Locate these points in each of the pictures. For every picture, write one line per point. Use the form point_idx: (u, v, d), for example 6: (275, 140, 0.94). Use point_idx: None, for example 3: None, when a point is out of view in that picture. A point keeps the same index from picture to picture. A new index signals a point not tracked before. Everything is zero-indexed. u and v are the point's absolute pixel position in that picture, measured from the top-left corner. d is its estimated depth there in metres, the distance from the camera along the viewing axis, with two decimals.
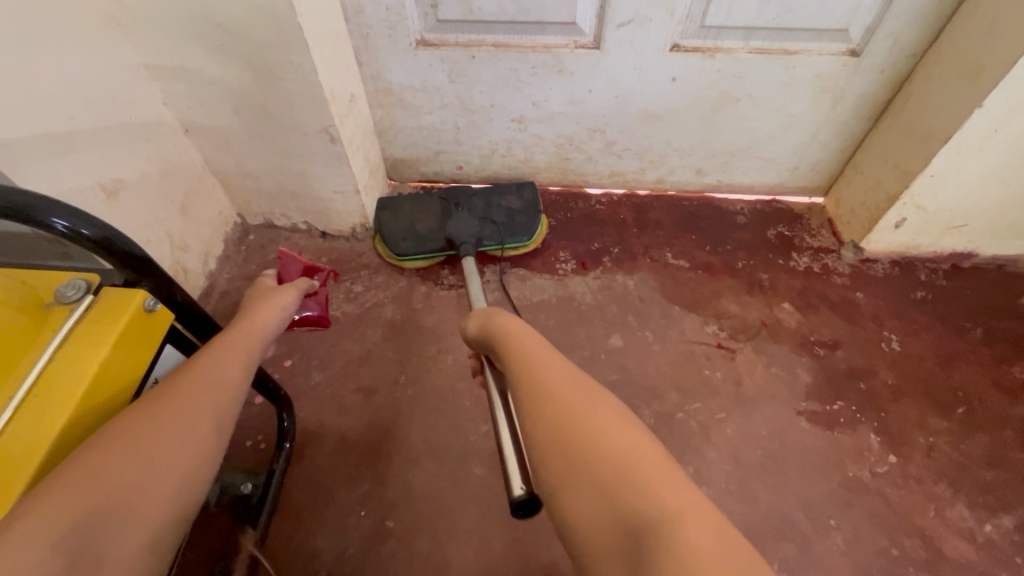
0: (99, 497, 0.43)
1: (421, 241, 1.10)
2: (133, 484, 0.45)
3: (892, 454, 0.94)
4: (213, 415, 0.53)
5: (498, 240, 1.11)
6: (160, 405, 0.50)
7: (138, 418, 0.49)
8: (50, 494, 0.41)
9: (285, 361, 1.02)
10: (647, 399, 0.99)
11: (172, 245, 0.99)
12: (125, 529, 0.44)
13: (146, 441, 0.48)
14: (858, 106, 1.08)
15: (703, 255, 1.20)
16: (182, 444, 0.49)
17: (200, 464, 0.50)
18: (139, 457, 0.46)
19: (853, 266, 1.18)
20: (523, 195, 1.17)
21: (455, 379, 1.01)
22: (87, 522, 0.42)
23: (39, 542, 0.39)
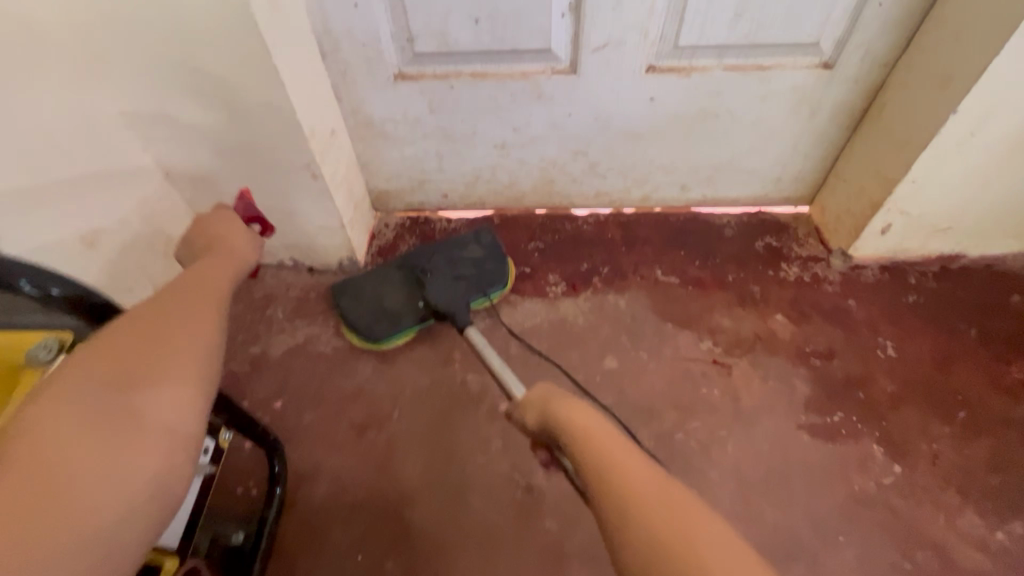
0: (111, 382, 0.50)
1: (394, 319, 1.00)
2: (140, 368, 0.51)
3: (897, 464, 0.92)
4: (187, 375, 0.54)
5: (477, 295, 1.04)
6: (145, 313, 0.56)
7: (127, 325, 0.54)
8: (62, 390, 0.47)
9: (275, 402, 1.00)
10: (645, 419, 0.98)
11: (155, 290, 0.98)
12: (148, 400, 0.50)
13: (143, 339, 0.53)
14: (835, 116, 1.09)
15: (693, 270, 1.19)
16: (177, 338, 0.55)
17: (200, 346, 0.56)
18: (138, 354, 0.52)
19: (843, 273, 1.18)
20: (484, 240, 1.10)
21: (449, 411, 0.99)
22: (110, 399, 0.49)
23: (75, 419, 0.46)
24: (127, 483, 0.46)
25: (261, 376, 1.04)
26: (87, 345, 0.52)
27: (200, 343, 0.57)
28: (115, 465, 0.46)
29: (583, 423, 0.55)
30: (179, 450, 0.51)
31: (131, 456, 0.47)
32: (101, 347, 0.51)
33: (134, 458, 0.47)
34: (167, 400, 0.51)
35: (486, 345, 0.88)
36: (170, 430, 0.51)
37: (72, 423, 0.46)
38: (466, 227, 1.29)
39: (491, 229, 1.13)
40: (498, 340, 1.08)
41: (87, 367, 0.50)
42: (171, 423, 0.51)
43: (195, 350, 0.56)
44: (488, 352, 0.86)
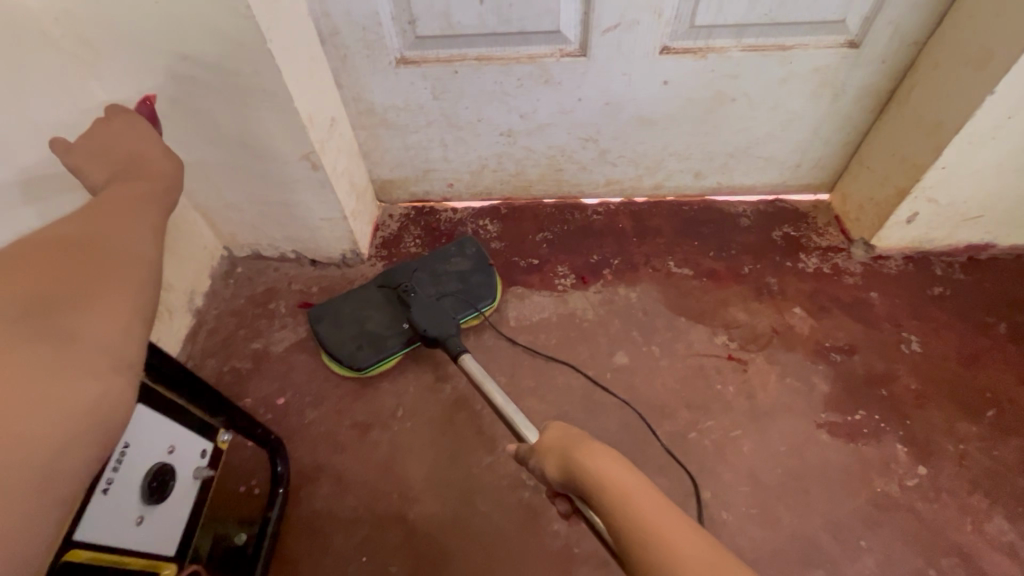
0: (37, 299, 0.41)
1: (380, 344, 0.95)
2: (73, 289, 0.43)
3: (920, 465, 0.89)
4: (123, 293, 0.45)
5: (463, 310, 0.99)
6: (76, 230, 0.48)
7: (62, 239, 0.46)
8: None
9: (278, 399, 0.98)
10: (657, 418, 0.94)
11: None
12: (88, 321, 0.42)
13: (80, 257, 0.45)
14: (860, 98, 1.03)
15: (708, 262, 1.15)
16: (118, 262, 0.47)
17: (142, 274, 0.48)
18: (74, 273, 0.44)
19: (865, 264, 1.13)
20: (467, 252, 1.06)
21: (455, 408, 0.96)
22: (37, 318, 0.40)
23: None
24: (59, 420, 0.38)
25: (263, 373, 1.02)
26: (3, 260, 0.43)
27: (141, 270, 0.48)
28: (47, 394, 0.38)
29: (614, 480, 0.47)
30: (124, 385, 0.43)
31: (67, 386, 0.39)
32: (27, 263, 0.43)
33: (70, 390, 0.39)
34: (110, 328, 0.43)
35: (483, 373, 0.84)
36: (113, 361, 0.42)
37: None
38: (472, 217, 1.26)
39: (474, 240, 1.09)
40: (505, 336, 1.05)
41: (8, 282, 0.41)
42: (116, 353, 0.43)
43: (137, 277, 0.47)
44: (486, 381, 0.82)
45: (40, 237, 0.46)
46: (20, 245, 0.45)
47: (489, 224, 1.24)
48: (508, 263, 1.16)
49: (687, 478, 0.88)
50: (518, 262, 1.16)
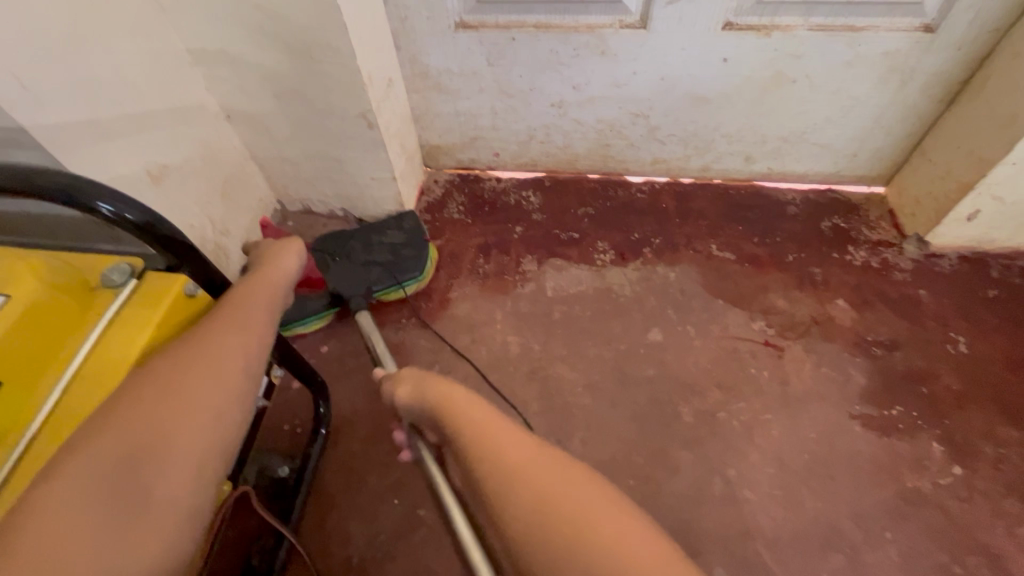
0: (121, 453, 0.44)
1: (302, 304, 0.97)
2: (154, 441, 0.46)
3: (955, 466, 0.87)
4: (208, 418, 0.49)
5: (387, 280, 1.00)
6: (181, 353, 0.51)
7: (151, 369, 0.49)
8: (66, 462, 0.42)
9: (321, 346, 1.03)
10: (687, 395, 0.95)
11: (214, 228, 1.00)
12: (157, 477, 0.45)
13: (161, 396, 0.47)
14: (930, 87, 0.99)
15: (751, 248, 1.13)
16: (198, 398, 0.49)
17: (228, 398, 0.51)
18: (151, 420, 0.46)
19: (916, 261, 1.10)
20: (405, 226, 1.09)
21: (488, 370, 0.99)
22: (116, 478, 0.43)
23: (80, 485, 0.42)
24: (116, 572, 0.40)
25: None
26: (131, 380, 0.48)
27: (226, 396, 0.51)
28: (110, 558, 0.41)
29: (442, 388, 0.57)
30: (188, 528, 0.45)
31: (127, 546, 0.42)
32: (116, 405, 0.46)
33: (136, 543, 0.42)
34: (179, 484, 0.46)
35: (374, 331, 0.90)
36: (178, 518, 0.45)
37: (75, 499, 0.41)
38: (516, 187, 1.27)
39: (414, 216, 1.11)
40: (540, 304, 1.07)
41: (94, 433, 0.44)
42: (181, 512, 0.45)
43: (216, 414, 0.50)
44: (374, 336, 0.88)
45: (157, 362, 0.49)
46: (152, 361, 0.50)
47: (532, 195, 1.25)
48: (548, 235, 1.17)
49: (713, 456, 0.89)
50: (558, 235, 1.17)
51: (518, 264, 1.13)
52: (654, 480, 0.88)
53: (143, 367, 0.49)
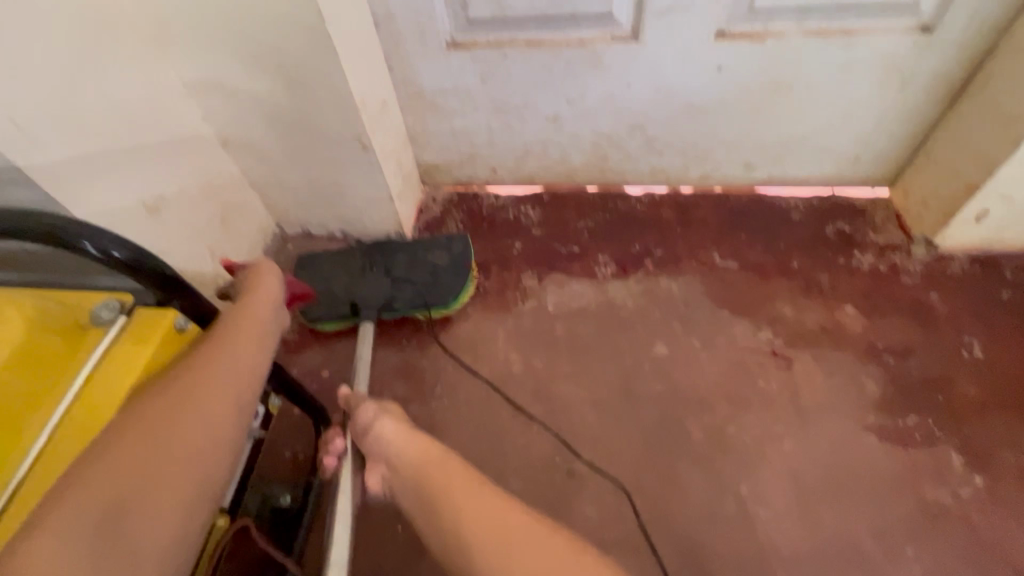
0: (105, 505, 0.44)
1: (336, 303, 0.98)
2: (137, 491, 0.45)
3: (977, 476, 0.84)
4: (194, 465, 0.48)
5: (418, 303, 0.99)
6: (165, 394, 0.50)
7: (136, 413, 0.48)
8: (48, 518, 0.42)
9: (322, 371, 1.02)
10: (695, 409, 0.93)
11: (213, 256, 1.00)
12: (142, 529, 0.44)
13: (145, 442, 0.47)
14: (931, 87, 0.98)
15: (755, 256, 1.12)
16: (186, 443, 0.49)
17: (215, 443, 0.50)
18: (137, 468, 0.46)
19: (926, 264, 1.07)
20: (452, 249, 1.04)
21: (492, 390, 0.98)
22: (101, 534, 0.43)
23: (64, 539, 0.41)
24: None
25: (311, 346, 1.05)
26: (117, 425, 0.47)
27: (213, 439, 0.50)
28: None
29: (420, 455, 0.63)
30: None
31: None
32: (101, 455, 0.45)
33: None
34: (165, 536, 0.45)
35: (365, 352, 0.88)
36: (164, 570, 0.44)
37: (59, 554, 0.41)
38: (515, 203, 1.26)
39: (467, 239, 1.06)
40: (543, 320, 1.05)
41: (79, 481, 0.44)
42: (166, 565, 0.44)
43: (204, 460, 0.49)
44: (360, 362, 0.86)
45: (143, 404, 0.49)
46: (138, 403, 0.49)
47: (531, 209, 1.24)
48: (548, 250, 1.16)
49: (724, 473, 0.87)
50: (558, 250, 1.16)
51: (519, 281, 1.11)
52: (664, 500, 0.85)
53: (131, 411, 0.48)
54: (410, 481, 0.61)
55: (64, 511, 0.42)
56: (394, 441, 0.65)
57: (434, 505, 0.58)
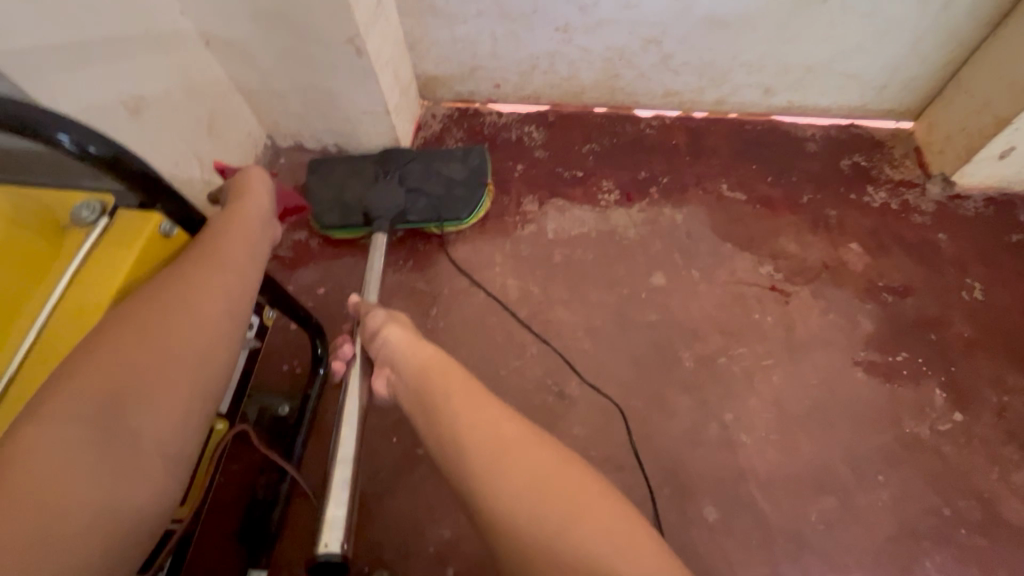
0: (101, 399, 0.45)
1: (348, 212, 0.96)
2: (133, 386, 0.46)
3: (956, 412, 0.86)
4: (188, 365, 0.50)
5: (431, 216, 0.98)
6: (155, 296, 0.50)
7: (125, 315, 0.48)
8: (47, 407, 0.43)
9: (318, 289, 1.02)
10: (688, 340, 0.94)
11: (202, 165, 0.96)
12: (138, 423, 0.46)
13: (137, 344, 0.47)
14: (977, 7, 0.89)
15: (764, 188, 1.08)
16: (178, 343, 0.50)
17: (206, 347, 0.51)
18: (132, 365, 0.47)
19: (939, 203, 1.04)
20: (468, 161, 1.01)
21: (487, 314, 0.98)
22: (99, 425, 0.44)
23: (61, 430, 0.42)
24: (103, 507, 0.42)
25: (306, 263, 1.04)
26: (108, 323, 0.47)
27: (204, 343, 0.51)
28: (107, 505, 0.43)
29: (421, 358, 0.64)
30: (166, 468, 0.47)
31: (119, 494, 0.44)
32: (94, 351, 0.46)
33: (125, 486, 0.44)
34: (162, 430, 0.47)
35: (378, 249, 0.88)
36: (165, 461, 0.47)
37: (56, 443, 0.42)
38: (518, 123, 1.20)
39: (483, 153, 1.02)
40: (542, 247, 1.04)
41: (75, 375, 0.45)
42: (166, 459, 0.47)
43: (196, 363, 0.50)
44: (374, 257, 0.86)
45: (132, 305, 0.49)
46: (125, 305, 0.49)
47: (534, 130, 1.18)
48: (551, 174, 1.12)
49: (711, 400, 0.89)
50: (561, 174, 1.12)
51: (519, 205, 1.08)
52: (651, 422, 0.88)
53: (118, 312, 0.48)
54: (412, 386, 0.62)
55: (58, 403, 0.43)
56: (403, 349, 0.65)
57: (429, 406, 0.59)
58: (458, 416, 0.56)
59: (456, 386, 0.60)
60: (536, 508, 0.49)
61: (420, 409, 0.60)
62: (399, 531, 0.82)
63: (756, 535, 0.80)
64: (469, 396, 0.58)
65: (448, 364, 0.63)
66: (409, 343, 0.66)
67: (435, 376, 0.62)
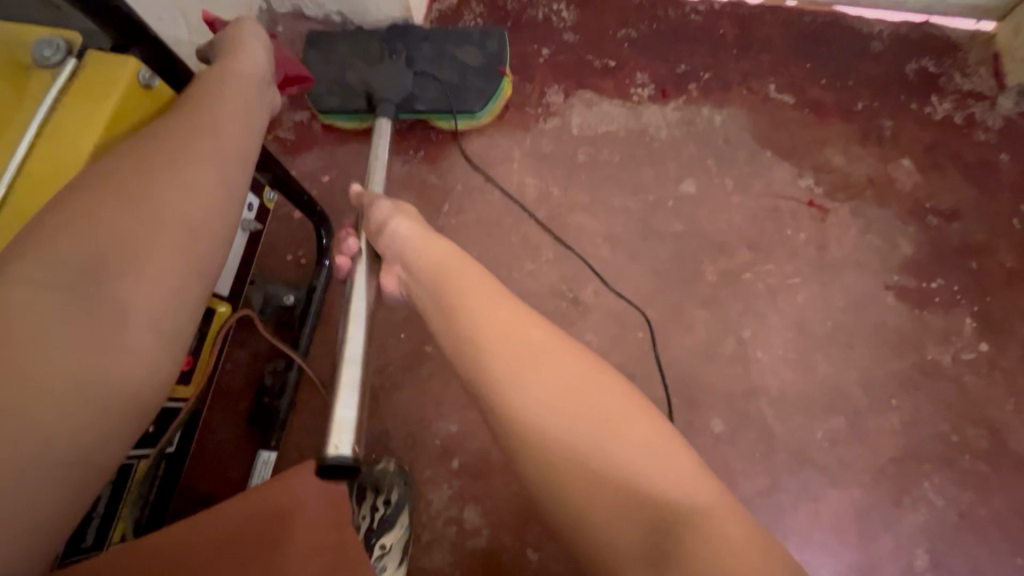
0: (80, 262, 0.41)
1: (350, 92, 0.86)
2: (116, 250, 0.42)
3: (982, 342, 0.84)
4: (178, 233, 0.45)
5: (443, 105, 0.88)
6: (135, 157, 0.45)
7: (103, 177, 0.43)
8: (20, 272, 0.40)
9: (322, 176, 0.95)
10: (713, 253, 0.89)
11: (189, 25, 0.85)
12: (123, 291, 0.42)
13: (119, 207, 0.43)
14: None
15: (816, 90, 0.97)
16: (166, 209, 0.45)
17: (198, 216, 0.46)
18: (114, 229, 0.43)
19: (1008, 119, 0.94)
20: (485, 47, 0.90)
21: (502, 213, 0.92)
22: (82, 289, 0.41)
23: (40, 292, 0.40)
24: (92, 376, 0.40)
25: (308, 147, 0.96)
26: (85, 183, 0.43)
27: (195, 212, 0.46)
28: (91, 378, 0.39)
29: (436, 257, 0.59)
30: (160, 342, 0.43)
31: (103, 370, 0.40)
32: (70, 214, 0.42)
33: (114, 356, 0.41)
34: (153, 299, 0.43)
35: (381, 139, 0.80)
36: (158, 337, 0.43)
37: (36, 305, 0.39)
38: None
39: (502, 38, 0.92)
40: (565, 143, 0.95)
41: (51, 240, 0.41)
42: (160, 331, 0.43)
43: (187, 232, 0.45)
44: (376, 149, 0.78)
45: (110, 165, 0.44)
46: (104, 164, 0.44)
47: (564, 9, 1.04)
48: (579, 62, 1.00)
49: (729, 316, 0.86)
50: (591, 62, 1.00)
51: (543, 95, 0.98)
52: (665, 334, 0.86)
53: (96, 172, 0.43)
54: (426, 284, 0.58)
55: (33, 264, 0.40)
56: (415, 246, 0.61)
57: (443, 305, 0.56)
58: (471, 319, 0.52)
59: (473, 285, 0.55)
60: (552, 415, 0.47)
61: (434, 306, 0.56)
62: (407, 424, 0.83)
63: (760, 448, 0.81)
64: (487, 297, 0.54)
65: (466, 263, 0.58)
66: (423, 241, 0.61)
67: (451, 274, 0.57)
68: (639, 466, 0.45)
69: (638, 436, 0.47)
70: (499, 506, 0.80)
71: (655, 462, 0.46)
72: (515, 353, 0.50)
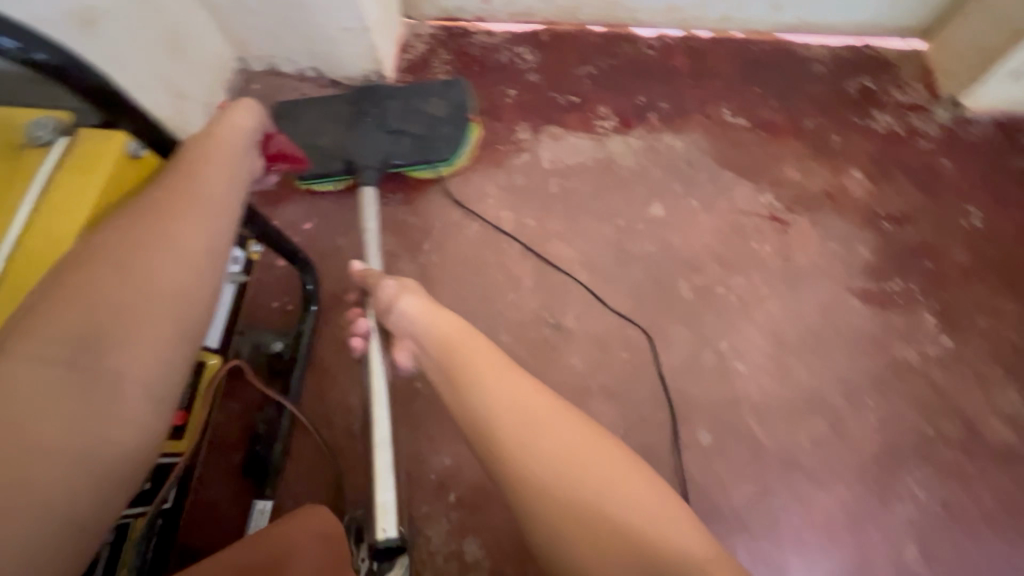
0: (75, 334, 0.43)
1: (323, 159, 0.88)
2: (108, 322, 0.44)
3: (946, 337, 0.88)
4: (167, 302, 0.47)
5: (416, 156, 0.90)
6: (125, 229, 0.47)
7: (94, 247, 0.46)
8: (18, 344, 0.41)
9: (305, 224, 0.98)
10: (686, 271, 0.93)
11: (168, 90, 0.88)
12: (117, 361, 0.43)
13: (109, 280, 0.45)
14: None
15: (767, 112, 1.03)
16: (155, 278, 0.47)
17: (185, 283, 0.48)
18: (107, 301, 0.44)
19: (945, 128, 1.01)
20: (449, 96, 0.94)
21: (481, 247, 0.95)
22: (76, 362, 0.42)
23: (37, 368, 0.41)
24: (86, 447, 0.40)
25: (289, 197, 0.99)
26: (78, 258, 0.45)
27: (184, 279, 0.48)
28: (87, 454, 0.40)
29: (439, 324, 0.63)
30: (152, 408, 0.45)
31: (97, 442, 0.41)
32: (64, 286, 0.43)
33: (108, 426, 0.42)
34: (144, 367, 0.45)
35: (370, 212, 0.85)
36: (150, 404, 0.45)
37: (33, 380, 0.40)
38: (508, 43, 1.11)
39: (465, 86, 0.95)
40: (537, 177, 0.99)
41: (47, 316, 0.42)
42: (151, 398, 0.45)
43: (177, 298, 0.47)
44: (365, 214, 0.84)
45: (102, 239, 0.46)
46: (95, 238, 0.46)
47: (527, 52, 1.10)
48: (545, 100, 1.05)
49: (707, 329, 0.89)
50: (556, 99, 1.06)
51: (513, 133, 1.03)
52: (648, 353, 0.88)
53: (90, 242, 0.45)
54: (433, 356, 0.62)
55: (30, 341, 0.41)
56: (418, 318, 0.65)
57: (448, 372, 0.59)
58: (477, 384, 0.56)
59: (479, 353, 0.59)
60: (550, 467, 0.50)
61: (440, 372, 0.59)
62: (402, 462, 0.83)
63: (748, 457, 0.83)
64: (487, 362, 0.58)
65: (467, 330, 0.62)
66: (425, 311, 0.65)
67: (454, 344, 0.61)
68: (626, 504, 0.48)
69: (626, 480, 0.49)
70: (499, 536, 0.80)
71: (643, 507, 0.48)
72: (513, 409, 0.53)
